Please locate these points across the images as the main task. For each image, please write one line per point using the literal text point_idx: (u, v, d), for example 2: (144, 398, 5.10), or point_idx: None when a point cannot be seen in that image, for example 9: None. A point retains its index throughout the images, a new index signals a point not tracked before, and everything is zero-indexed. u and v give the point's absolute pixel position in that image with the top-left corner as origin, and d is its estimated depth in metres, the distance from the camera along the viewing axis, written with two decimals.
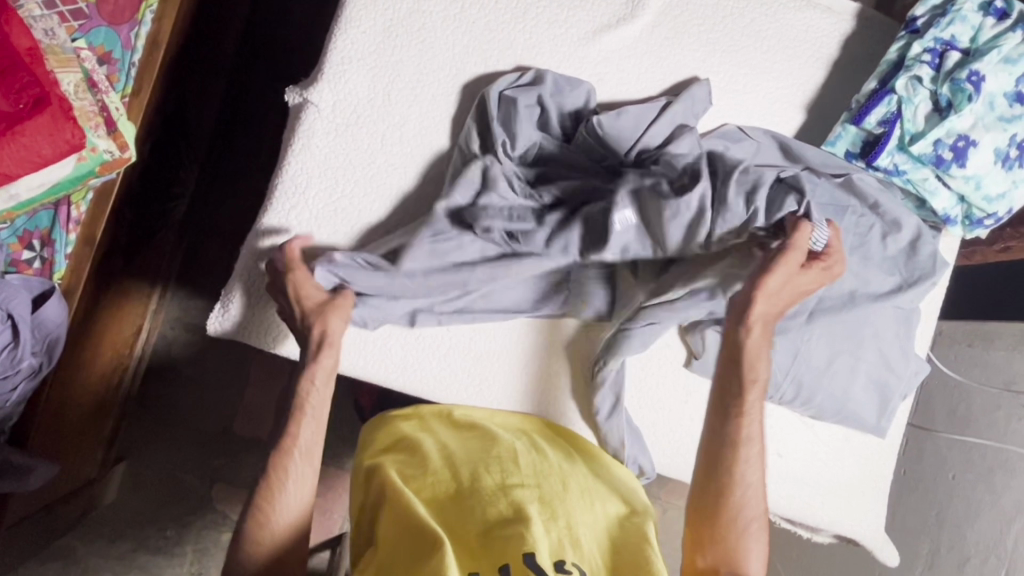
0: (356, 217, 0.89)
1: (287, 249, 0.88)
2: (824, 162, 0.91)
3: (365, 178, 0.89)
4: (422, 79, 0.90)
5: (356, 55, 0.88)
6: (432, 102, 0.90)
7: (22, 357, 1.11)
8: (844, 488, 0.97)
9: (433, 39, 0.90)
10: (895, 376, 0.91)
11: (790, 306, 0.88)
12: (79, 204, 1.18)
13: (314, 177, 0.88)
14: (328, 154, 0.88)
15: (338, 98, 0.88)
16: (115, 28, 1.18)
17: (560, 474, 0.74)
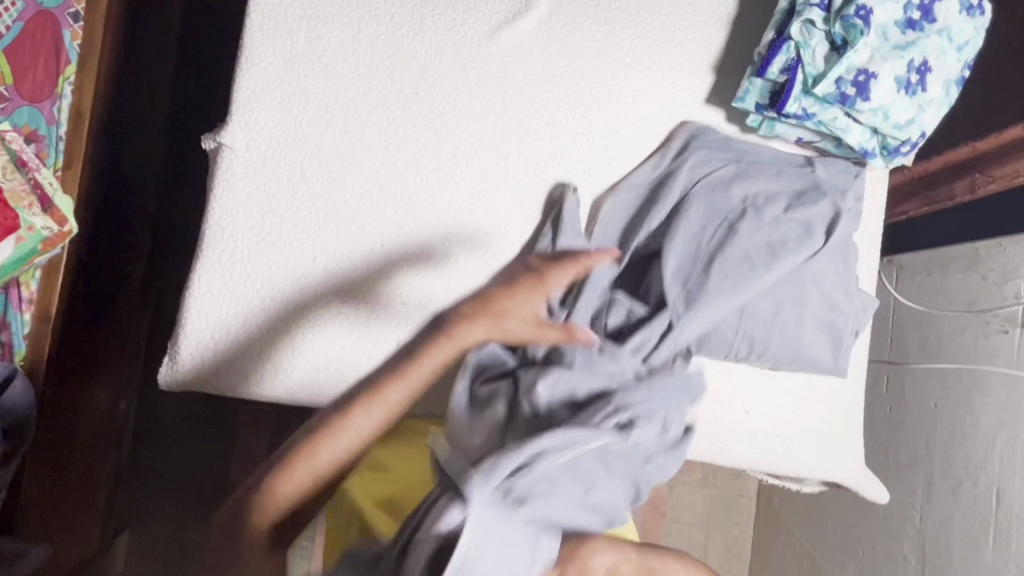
0: (291, 250, 0.89)
1: (227, 291, 0.88)
2: (720, 137, 0.96)
3: (291, 209, 0.90)
4: (331, 104, 0.91)
5: (262, 93, 0.89)
6: (344, 126, 0.91)
7: None
8: (817, 433, 0.98)
9: (337, 63, 0.91)
10: (842, 317, 0.91)
11: (728, 263, 0.90)
12: (29, 283, 1.21)
13: (239, 216, 0.88)
14: (250, 192, 0.89)
15: (251, 135, 0.89)
16: (38, 106, 1.22)
17: None
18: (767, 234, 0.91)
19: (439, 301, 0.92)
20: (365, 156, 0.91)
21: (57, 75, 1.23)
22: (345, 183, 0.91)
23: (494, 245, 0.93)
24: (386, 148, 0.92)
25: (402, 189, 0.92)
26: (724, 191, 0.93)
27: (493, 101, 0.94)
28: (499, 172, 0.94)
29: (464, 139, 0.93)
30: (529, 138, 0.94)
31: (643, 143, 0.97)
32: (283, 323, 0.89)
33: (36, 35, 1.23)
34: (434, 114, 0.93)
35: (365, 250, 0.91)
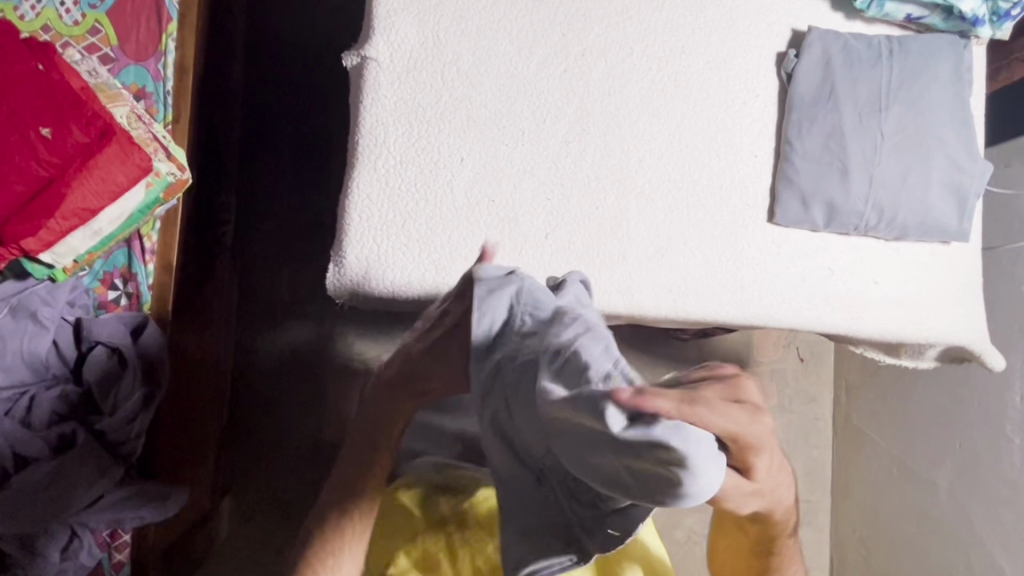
0: (439, 154, 0.93)
1: (384, 196, 0.91)
2: (831, 34, 0.99)
3: (435, 116, 0.94)
4: (464, 14, 0.95)
5: (398, 9, 0.94)
6: (476, 35, 0.95)
7: (133, 386, 1.17)
8: (940, 298, 1.02)
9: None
10: (968, 176, 0.96)
11: (855, 135, 0.96)
12: (149, 235, 1.24)
13: (388, 126, 0.92)
14: (396, 103, 0.93)
15: (393, 48, 0.93)
16: (143, 64, 1.25)
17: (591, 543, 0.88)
18: (887, 105, 0.96)
19: (582, 195, 0.96)
20: (498, 62, 0.95)
21: (159, 33, 1.26)
22: (482, 88, 0.95)
23: (626, 140, 0.97)
24: (518, 52, 0.96)
25: (536, 91, 0.96)
26: (849, 74, 0.97)
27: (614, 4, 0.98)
28: (625, 69, 0.98)
29: (589, 42, 0.98)
30: (648, 36, 0.99)
31: (757, 34, 1.01)
32: (442, 225, 0.92)
33: None
34: (558, 19, 0.97)
35: (507, 151, 0.95)
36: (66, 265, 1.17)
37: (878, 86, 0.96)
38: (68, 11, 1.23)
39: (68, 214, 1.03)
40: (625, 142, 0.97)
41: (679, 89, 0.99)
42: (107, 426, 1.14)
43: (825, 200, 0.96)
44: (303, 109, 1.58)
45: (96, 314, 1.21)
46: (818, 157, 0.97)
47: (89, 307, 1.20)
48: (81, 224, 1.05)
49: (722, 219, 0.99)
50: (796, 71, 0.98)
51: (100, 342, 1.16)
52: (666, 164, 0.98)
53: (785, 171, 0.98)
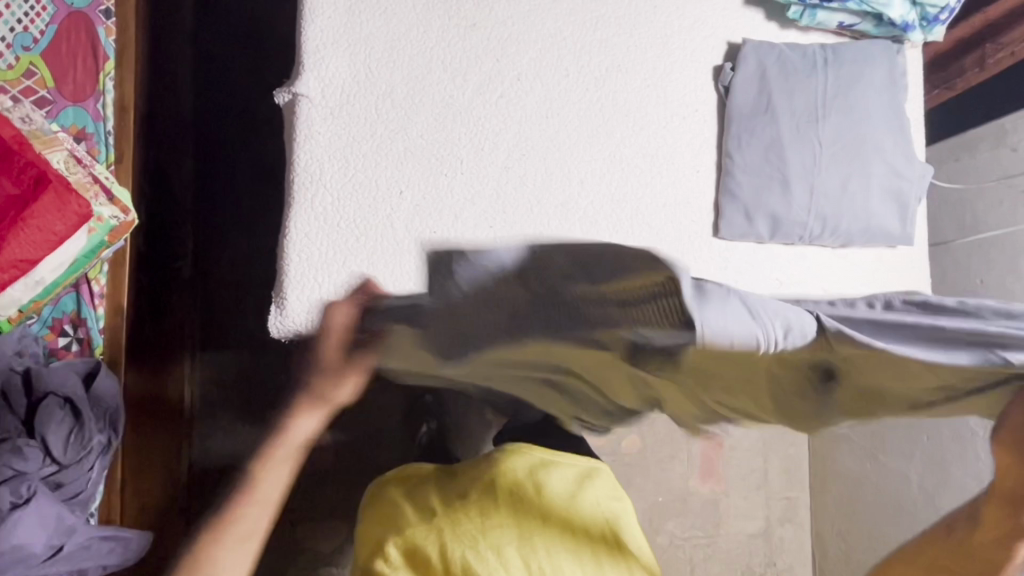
0: (377, 186, 0.92)
1: (324, 232, 0.89)
2: (762, 47, 0.99)
3: (371, 149, 0.92)
4: (395, 45, 0.94)
5: (326, 40, 0.92)
6: (408, 65, 0.94)
7: (89, 435, 1.16)
8: (887, 302, 1.02)
9: (394, 7, 0.94)
10: (907, 182, 0.97)
11: (794, 145, 0.96)
12: (98, 278, 1.22)
13: (323, 161, 0.91)
14: (329, 137, 0.91)
15: (324, 82, 0.91)
16: (82, 105, 1.23)
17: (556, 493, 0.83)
18: (824, 114, 0.96)
19: (525, 221, 0.95)
20: (433, 91, 0.94)
21: (97, 72, 1.24)
22: (418, 118, 0.94)
23: (567, 162, 0.97)
24: (452, 79, 0.95)
25: (473, 118, 0.95)
26: (786, 84, 0.97)
27: (547, 25, 0.98)
28: (562, 91, 0.98)
29: (523, 66, 0.97)
30: (584, 56, 0.98)
31: (692, 49, 1.01)
32: (384, 260, 0.91)
33: (70, 36, 1.24)
34: (491, 43, 0.96)
35: (446, 180, 0.94)
36: (10, 314, 1.16)
37: (817, 96, 0.96)
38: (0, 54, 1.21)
39: (6, 265, 1.01)
40: (566, 164, 0.97)
41: (618, 107, 0.99)
42: (64, 476, 1.13)
43: (767, 213, 0.96)
44: (256, 138, 1.57)
45: (46, 361, 1.19)
46: (759, 169, 0.96)
47: (39, 355, 1.18)
48: (20, 275, 1.03)
49: (670, 235, 0.98)
50: (733, 85, 0.98)
51: (54, 391, 1.13)
52: (609, 184, 0.97)
53: (728, 184, 0.97)
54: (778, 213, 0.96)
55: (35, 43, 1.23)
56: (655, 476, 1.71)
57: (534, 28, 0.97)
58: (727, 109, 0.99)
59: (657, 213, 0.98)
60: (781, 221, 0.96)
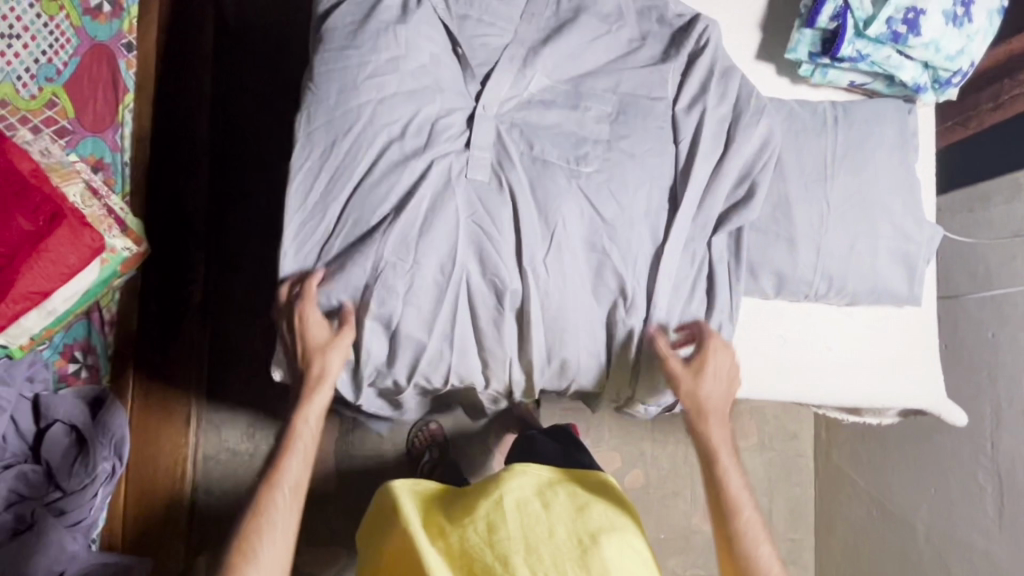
0: (371, 251, 0.89)
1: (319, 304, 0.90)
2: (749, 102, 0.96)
3: (366, 219, 0.90)
4: (382, 100, 0.91)
5: (323, 114, 0.92)
6: (407, 129, 0.91)
7: (95, 462, 1.17)
8: (897, 361, 1.01)
9: (396, 67, 0.91)
10: (915, 245, 0.95)
11: (802, 204, 0.95)
12: (109, 306, 1.25)
13: (322, 238, 0.92)
14: (325, 213, 0.91)
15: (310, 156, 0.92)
16: (101, 135, 1.26)
17: (545, 508, 0.82)
18: (832, 173, 0.95)
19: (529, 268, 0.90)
20: (432, 154, 0.91)
21: (117, 104, 1.27)
22: (421, 177, 0.91)
23: (573, 222, 0.92)
24: (453, 144, 0.92)
25: (472, 183, 0.92)
26: (796, 142, 0.97)
27: (558, 86, 0.97)
28: (571, 151, 0.94)
29: (525, 130, 0.94)
30: (590, 109, 0.96)
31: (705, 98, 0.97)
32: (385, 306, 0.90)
33: (91, 68, 1.26)
34: (492, 109, 0.94)
35: (443, 243, 0.90)
36: (23, 342, 1.15)
37: (827, 154, 0.96)
38: (25, 85, 1.24)
39: (18, 297, 1.03)
40: (575, 222, 0.92)
41: (626, 155, 0.95)
42: (66, 503, 1.14)
43: (775, 269, 0.95)
44: (270, 164, 1.59)
45: (56, 387, 1.20)
46: (765, 227, 0.96)
47: (50, 381, 1.20)
48: (33, 306, 1.05)
49: (681, 288, 0.95)
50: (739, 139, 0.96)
51: (59, 419, 1.17)
52: (626, 237, 0.93)
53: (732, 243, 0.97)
54: (790, 269, 0.95)
55: (58, 74, 1.26)
56: (659, 512, 1.70)
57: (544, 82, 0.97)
58: (730, 155, 0.96)
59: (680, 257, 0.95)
60: (790, 276, 0.96)
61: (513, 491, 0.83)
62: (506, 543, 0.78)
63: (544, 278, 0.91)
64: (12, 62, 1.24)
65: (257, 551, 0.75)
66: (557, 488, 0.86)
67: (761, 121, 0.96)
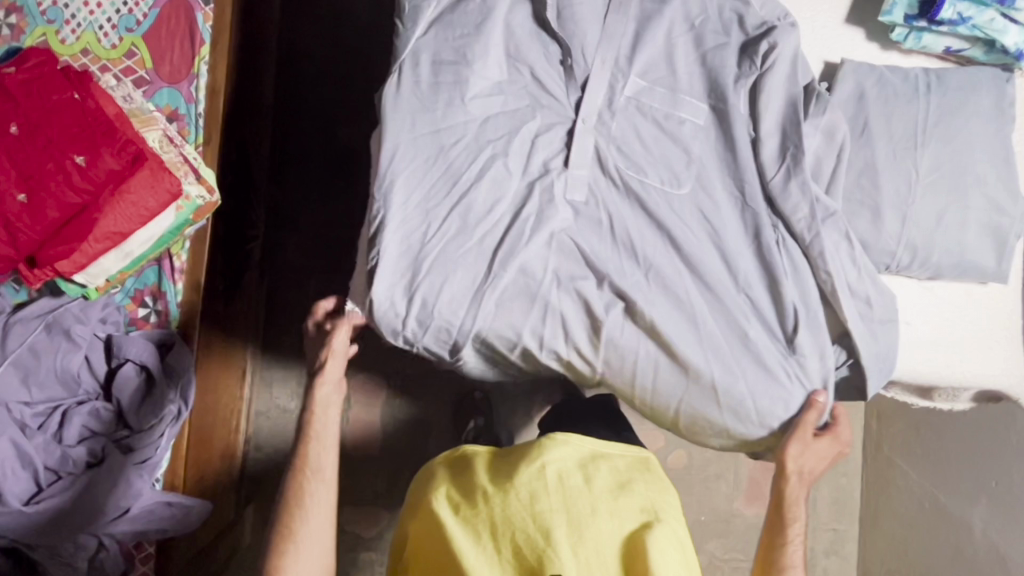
0: (474, 263, 0.90)
1: (421, 310, 0.90)
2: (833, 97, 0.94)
3: (469, 230, 0.91)
4: (488, 109, 0.93)
5: (427, 127, 0.92)
6: (509, 147, 0.92)
7: (166, 400, 1.20)
8: (977, 340, 0.98)
9: (499, 90, 0.94)
10: (1008, 218, 0.91)
11: (889, 172, 0.92)
12: (179, 254, 1.26)
13: (421, 245, 0.90)
14: (427, 221, 0.91)
15: (409, 160, 0.92)
16: (176, 86, 1.29)
17: (587, 481, 0.75)
18: (922, 142, 0.92)
19: (621, 275, 0.91)
20: (530, 176, 0.92)
21: (192, 57, 1.29)
22: (526, 197, 0.92)
23: (671, 227, 0.91)
24: (554, 164, 0.93)
25: (571, 202, 0.92)
26: (885, 108, 0.94)
27: (654, 87, 0.94)
28: (655, 151, 0.94)
29: (622, 147, 0.93)
30: (680, 97, 0.94)
31: (783, 66, 0.94)
32: (485, 316, 0.91)
33: (170, 20, 1.29)
34: (592, 123, 0.93)
35: (541, 256, 0.91)
36: (99, 284, 1.19)
37: (919, 122, 0.93)
38: (106, 35, 1.28)
39: (100, 237, 1.06)
40: (666, 226, 0.91)
41: (705, 142, 0.95)
42: (135, 440, 1.17)
43: (859, 239, 0.93)
44: (332, 124, 1.60)
45: (126, 330, 1.23)
46: (849, 194, 0.93)
47: (120, 324, 1.23)
48: (111, 247, 1.08)
49: (756, 275, 0.92)
50: (820, 116, 0.93)
51: (132, 358, 1.20)
52: (691, 224, 0.93)
53: (811, 226, 0.91)
54: (873, 239, 0.93)
55: (138, 24, 1.29)
56: (703, 493, 1.68)
57: (637, 83, 0.94)
58: (814, 149, 0.93)
59: (770, 234, 0.92)
60: (875, 245, 0.93)
61: (550, 462, 0.76)
62: (547, 520, 0.71)
63: (637, 285, 0.90)
64: (95, 13, 1.28)
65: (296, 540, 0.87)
66: (597, 461, 0.79)
67: (847, 108, 0.95)
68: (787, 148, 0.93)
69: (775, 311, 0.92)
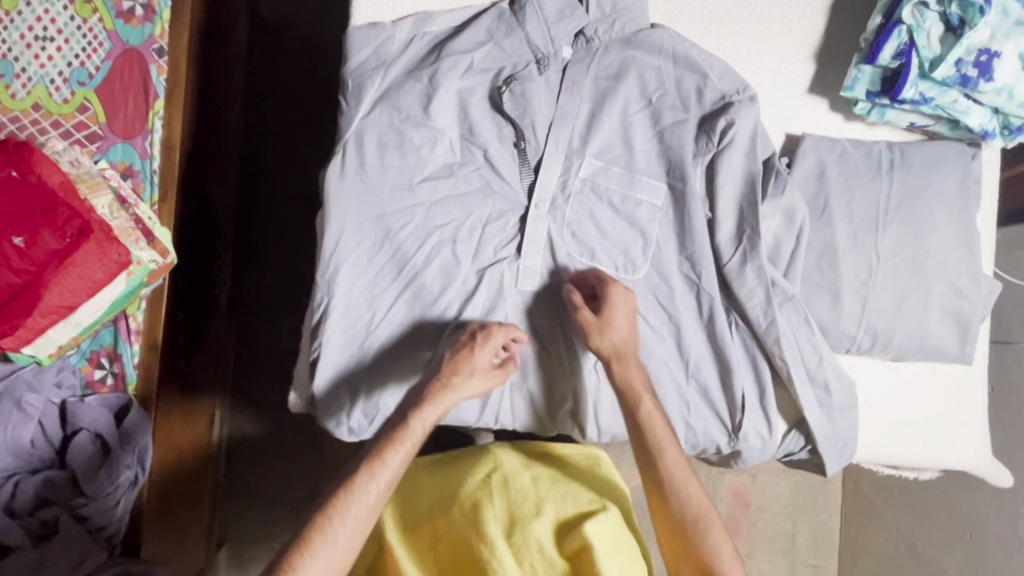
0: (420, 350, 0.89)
1: (366, 403, 0.88)
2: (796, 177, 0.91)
3: (417, 319, 0.89)
4: (436, 193, 0.90)
5: (372, 209, 0.89)
6: (457, 233, 0.90)
7: (118, 471, 1.18)
8: (940, 420, 0.95)
9: (451, 172, 0.91)
10: (970, 303, 0.89)
11: (849, 254, 0.89)
12: (135, 315, 1.23)
13: (367, 333, 0.88)
14: (373, 308, 0.89)
15: (356, 244, 0.89)
16: (130, 141, 1.24)
17: (530, 484, 0.82)
18: (884, 224, 0.89)
19: (568, 361, 0.91)
20: (480, 263, 0.91)
21: (146, 111, 1.25)
22: (475, 285, 0.90)
23: None
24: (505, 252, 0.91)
25: (523, 291, 0.91)
26: (847, 187, 0.91)
27: (609, 169, 0.93)
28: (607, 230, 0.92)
29: (576, 231, 0.92)
30: (636, 178, 0.93)
31: (745, 146, 0.91)
32: None
33: (124, 73, 1.25)
34: (545, 209, 0.91)
35: None
36: (52, 352, 1.16)
37: (881, 202, 0.90)
38: (58, 88, 1.24)
39: (45, 312, 1.03)
40: None
41: (659, 220, 0.93)
42: (90, 509, 1.15)
43: (818, 323, 0.90)
44: (299, 165, 1.57)
45: (83, 394, 1.21)
46: (808, 276, 0.91)
47: (75, 387, 1.21)
48: (58, 320, 1.05)
49: (708, 358, 0.91)
50: (779, 196, 0.90)
51: (85, 427, 1.17)
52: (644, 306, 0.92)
53: (767, 312, 0.89)
54: (833, 323, 0.90)
55: (91, 77, 1.25)
56: None
57: (591, 164, 0.92)
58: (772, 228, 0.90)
59: (723, 316, 0.92)
60: (835, 329, 0.90)
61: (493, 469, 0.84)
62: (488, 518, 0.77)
63: (584, 371, 0.91)
64: (46, 66, 1.24)
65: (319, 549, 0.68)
66: (537, 463, 0.87)
67: (808, 186, 0.92)
68: (742, 231, 0.90)
69: (725, 395, 0.91)
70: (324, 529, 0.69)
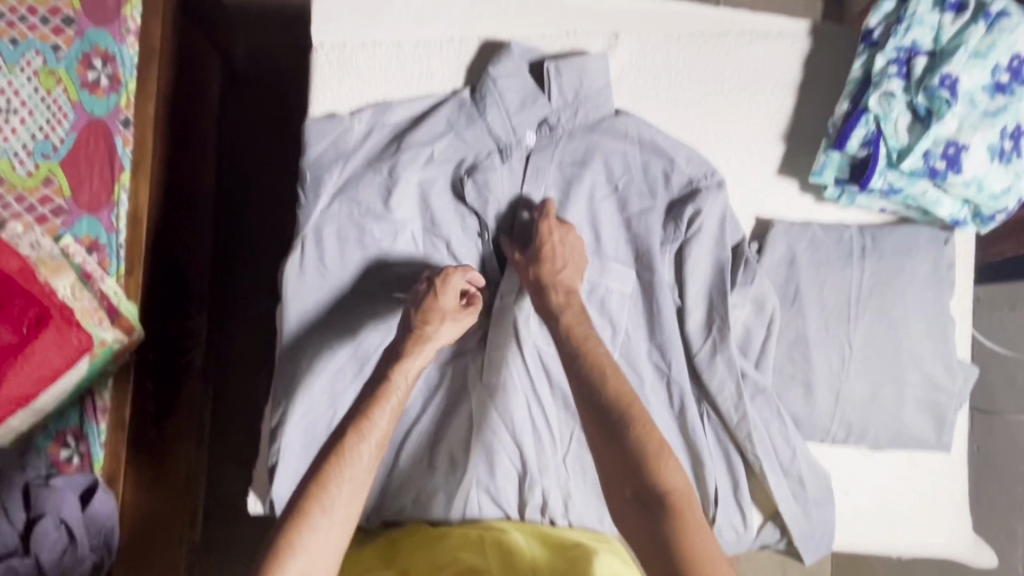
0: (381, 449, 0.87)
1: None
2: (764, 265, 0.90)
3: None
4: (398, 287, 0.88)
5: (332, 304, 0.87)
6: None
7: (82, 559, 1.01)
8: (920, 508, 0.93)
9: (413, 263, 0.89)
10: (944, 395, 0.88)
11: (821, 344, 0.88)
12: (103, 393, 1.07)
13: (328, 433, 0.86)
14: (334, 408, 0.86)
15: (315, 341, 0.86)
16: (95, 214, 1.07)
17: (532, 535, 0.79)
18: (855, 314, 0.88)
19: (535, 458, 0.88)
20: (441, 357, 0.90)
21: (112, 182, 1.08)
22: (439, 380, 0.90)
23: None
24: (468, 346, 0.91)
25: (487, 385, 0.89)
26: (817, 275, 0.89)
27: None
28: None
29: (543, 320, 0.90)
30: (606, 266, 0.89)
31: (715, 236, 0.89)
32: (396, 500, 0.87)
33: (89, 142, 1.07)
34: (511, 301, 0.89)
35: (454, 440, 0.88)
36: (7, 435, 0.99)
37: (852, 291, 0.88)
38: (22, 160, 1.05)
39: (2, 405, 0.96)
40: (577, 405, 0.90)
41: (629, 309, 0.89)
42: None
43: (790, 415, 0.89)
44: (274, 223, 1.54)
45: (46, 476, 1.03)
46: (779, 367, 0.89)
47: (40, 469, 1.03)
48: (16, 413, 0.98)
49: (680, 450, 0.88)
50: (748, 286, 0.88)
51: (47, 512, 0.98)
52: None
53: (738, 405, 0.87)
54: (804, 414, 0.89)
55: (56, 149, 1.06)
56: None
57: None
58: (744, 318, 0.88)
59: (696, 407, 0.89)
60: (807, 419, 0.89)
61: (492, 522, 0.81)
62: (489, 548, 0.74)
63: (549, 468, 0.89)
64: (9, 137, 1.05)
65: (306, 539, 0.63)
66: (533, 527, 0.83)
67: (778, 273, 0.90)
68: (712, 320, 0.88)
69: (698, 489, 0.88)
70: (314, 511, 0.65)
